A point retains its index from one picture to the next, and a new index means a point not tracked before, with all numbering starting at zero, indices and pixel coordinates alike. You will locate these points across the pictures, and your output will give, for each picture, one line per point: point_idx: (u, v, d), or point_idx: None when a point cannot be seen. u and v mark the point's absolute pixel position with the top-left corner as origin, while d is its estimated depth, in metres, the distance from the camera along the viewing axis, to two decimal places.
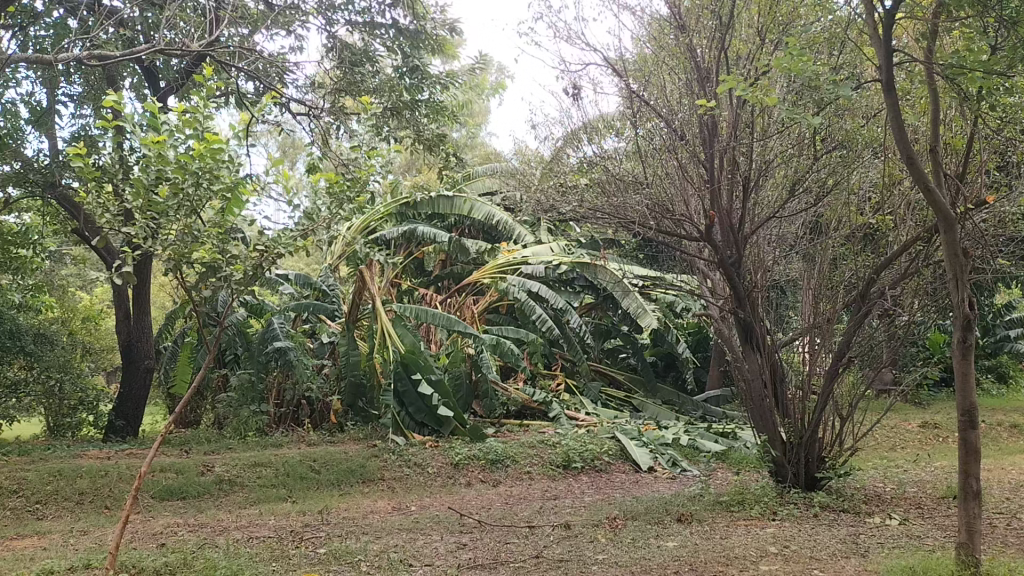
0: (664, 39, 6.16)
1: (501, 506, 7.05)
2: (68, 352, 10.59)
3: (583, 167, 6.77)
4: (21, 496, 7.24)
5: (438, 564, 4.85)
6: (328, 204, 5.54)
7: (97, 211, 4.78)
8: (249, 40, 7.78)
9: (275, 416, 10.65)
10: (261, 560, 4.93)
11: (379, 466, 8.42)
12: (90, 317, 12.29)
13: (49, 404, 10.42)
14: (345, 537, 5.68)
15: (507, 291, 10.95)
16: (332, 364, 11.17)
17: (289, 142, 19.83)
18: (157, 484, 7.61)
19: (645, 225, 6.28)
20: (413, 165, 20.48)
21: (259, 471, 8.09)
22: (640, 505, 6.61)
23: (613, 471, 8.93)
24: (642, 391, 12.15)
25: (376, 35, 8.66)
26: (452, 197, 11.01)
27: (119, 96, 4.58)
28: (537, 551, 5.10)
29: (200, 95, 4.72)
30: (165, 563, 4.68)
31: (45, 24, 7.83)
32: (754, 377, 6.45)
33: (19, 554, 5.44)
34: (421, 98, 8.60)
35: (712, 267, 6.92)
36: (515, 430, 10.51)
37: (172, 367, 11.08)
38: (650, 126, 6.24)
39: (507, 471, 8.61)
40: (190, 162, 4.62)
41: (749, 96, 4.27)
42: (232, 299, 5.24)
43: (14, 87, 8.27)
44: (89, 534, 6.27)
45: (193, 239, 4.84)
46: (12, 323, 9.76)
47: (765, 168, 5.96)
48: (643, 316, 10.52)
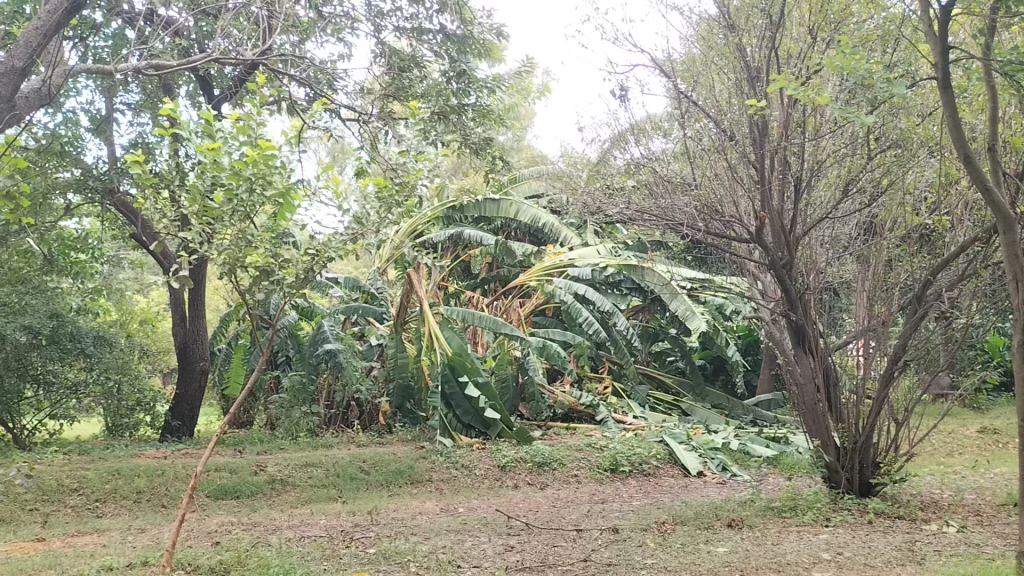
0: (713, 39, 6.10)
1: (549, 509, 7.05)
2: (126, 354, 10.88)
3: (630, 168, 6.90)
4: (81, 494, 7.45)
5: (487, 565, 4.88)
6: (377, 208, 5.61)
7: (155, 217, 4.90)
8: (300, 47, 7.88)
9: (326, 417, 10.96)
10: (312, 559, 5.01)
11: (427, 467, 8.48)
12: (147, 320, 12.62)
13: (108, 405, 10.72)
14: (394, 537, 5.74)
15: (553, 294, 10.95)
16: (380, 366, 11.27)
17: (338, 148, 20.16)
18: (211, 483, 7.76)
19: (694, 227, 6.20)
20: (461, 168, 20.65)
21: (310, 471, 8.21)
22: (690, 510, 6.53)
23: (662, 475, 8.86)
24: (691, 395, 12.05)
25: (424, 41, 8.89)
26: (499, 201, 11.09)
27: (176, 103, 4.69)
28: (584, 554, 5.09)
29: (254, 102, 4.78)
30: (220, 561, 4.76)
31: (104, 36, 8.08)
32: (806, 381, 6.37)
33: (80, 551, 5.59)
34: (467, 102, 8.60)
35: (763, 268, 6.84)
36: (562, 433, 10.52)
37: (225, 368, 11.31)
38: (698, 126, 6.33)
39: (555, 474, 8.60)
40: (244, 168, 4.71)
41: (800, 95, 4.28)
42: (285, 302, 5.32)
43: (74, 96, 8.51)
44: (147, 533, 6.41)
45: (247, 243, 4.94)
46: (73, 325, 10.05)
47: (816, 168, 5.87)
48: (691, 318, 10.42)
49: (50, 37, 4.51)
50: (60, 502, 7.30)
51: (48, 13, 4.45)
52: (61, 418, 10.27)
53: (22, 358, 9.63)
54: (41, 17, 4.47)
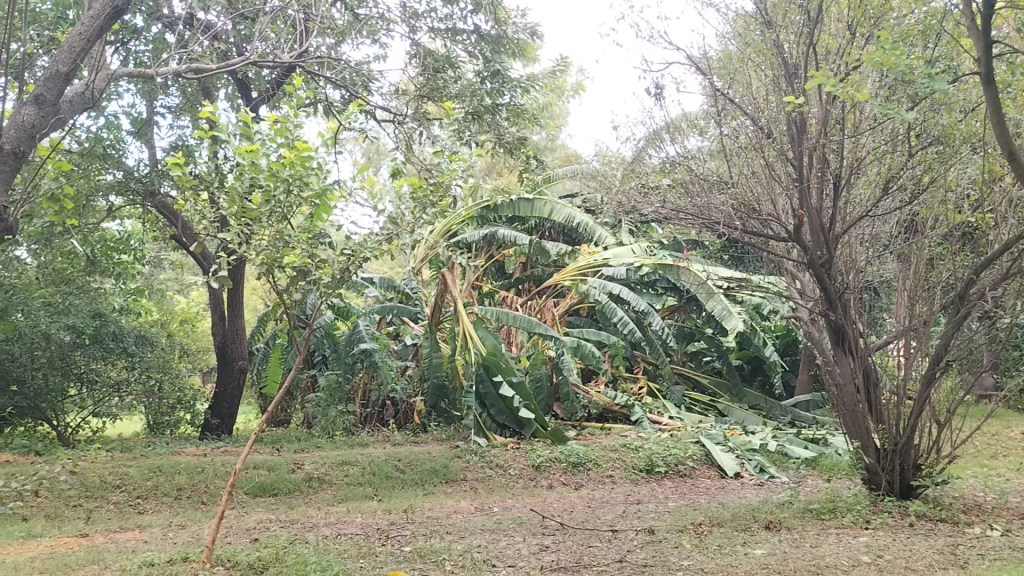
0: (750, 36, 6.03)
1: (584, 510, 7.04)
2: (167, 353, 11.06)
3: (665, 166, 6.88)
4: (124, 491, 7.58)
5: (522, 565, 4.88)
6: (412, 208, 5.65)
7: (195, 218, 4.99)
8: (336, 50, 7.95)
9: (361, 416, 11.03)
10: (348, 557, 5.05)
11: (462, 467, 8.51)
12: (187, 320, 12.82)
13: (150, 403, 10.92)
14: (429, 536, 5.76)
15: (588, 293, 10.92)
16: (415, 365, 11.33)
17: (374, 150, 20.36)
18: (250, 480, 7.87)
19: (730, 226, 6.19)
20: (494, 168, 20.72)
21: (346, 469, 8.28)
22: (727, 511, 6.48)
23: (698, 476, 8.80)
24: (728, 395, 11.95)
25: (459, 41, 8.95)
26: (533, 201, 11.04)
27: (215, 106, 4.75)
28: (620, 555, 5.08)
29: (290, 104, 4.83)
30: (259, 557, 4.83)
31: (145, 40, 8.22)
32: (845, 382, 6.28)
33: (122, 547, 5.69)
34: (502, 102, 8.62)
35: (801, 267, 6.74)
36: (596, 433, 10.50)
37: (263, 367, 11.46)
38: (735, 124, 6.26)
39: (590, 475, 8.58)
40: (281, 170, 4.77)
41: (839, 92, 4.24)
42: (322, 301, 5.37)
43: (116, 100, 8.67)
44: (187, 529, 6.51)
45: (285, 244, 4.99)
46: (116, 325, 10.24)
47: (856, 165, 5.73)
48: (728, 318, 10.33)
49: (94, 41, 4.43)
50: (103, 498, 7.44)
51: (91, 17, 4.37)
52: (103, 416, 10.48)
53: (67, 357, 9.84)
54: (85, 21, 4.39)
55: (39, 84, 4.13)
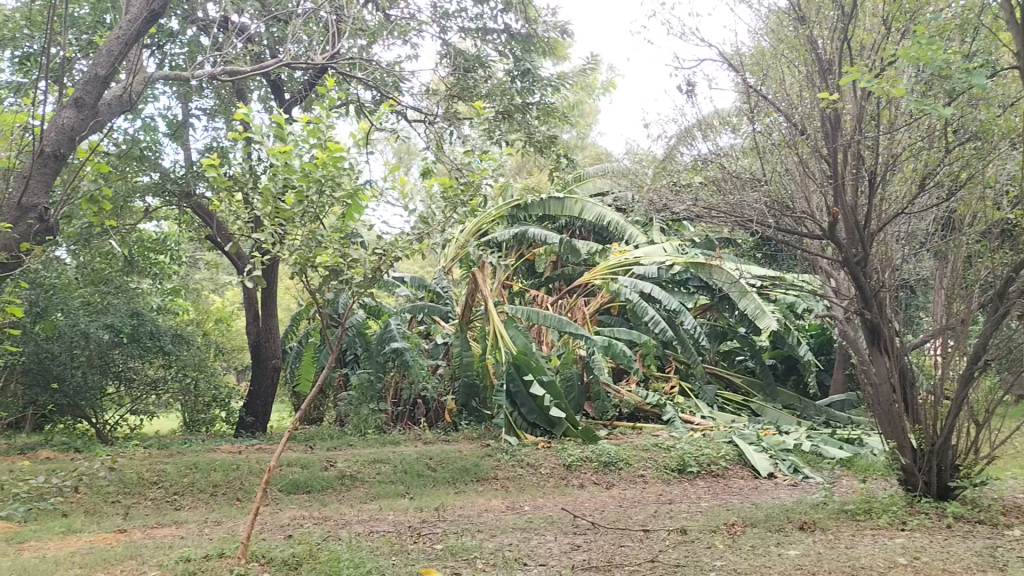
0: (783, 32, 5.99)
1: (615, 509, 7.02)
2: (203, 351, 11.23)
3: (697, 163, 6.80)
4: (161, 487, 7.71)
5: (552, 564, 4.88)
6: (443, 208, 5.66)
7: (230, 219, 5.04)
8: (367, 51, 7.98)
9: (393, 414, 11.10)
10: (380, 554, 5.09)
11: (493, 465, 8.52)
12: (222, 319, 13.00)
13: (186, 401, 11.09)
14: (460, 534, 5.79)
15: (619, 292, 10.87)
16: (446, 364, 11.37)
17: (404, 149, 20.50)
18: (284, 477, 7.95)
19: (764, 223, 6.14)
20: (524, 167, 20.75)
21: (378, 467, 8.34)
22: (760, 512, 6.42)
23: (731, 476, 8.73)
24: (761, 395, 11.86)
25: (489, 40, 8.98)
26: (563, 199, 11.01)
27: (249, 108, 4.81)
28: (652, 555, 5.06)
29: (323, 105, 4.88)
30: (293, 554, 4.88)
31: (180, 43, 8.35)
32: (881, 381, 6.18)
33: (159, 543, 5.78)
34: (532, 101, 8.62)
35: (836, 266, 6.65)
36: (627, 432, 10.48)
37: (297, 365, 11.57)
38: (768, 121, 6.17)
39: (621, 474, 8.55)
40: (314, 170, 4.81)
41: (874, 87, 4.25)
42: (353, 300, 5.40)
43: (153, 103, 8.79)
44: (222, 525, 6.60)
45: (317, 244, 5.02)
46: (152, 324, 10.41)
47: (891, 162, 5.66)
48: (761, 317, 10.24)
49: (132, 45, 4.45)
50: (141, 494, 7.56)
51: (129, 22, 4.39)
52: (141, 413, 10.65)
53: (105, 355, 10.03)
54: (122, 26, 4.41)
55: (79, 87, 4.16)
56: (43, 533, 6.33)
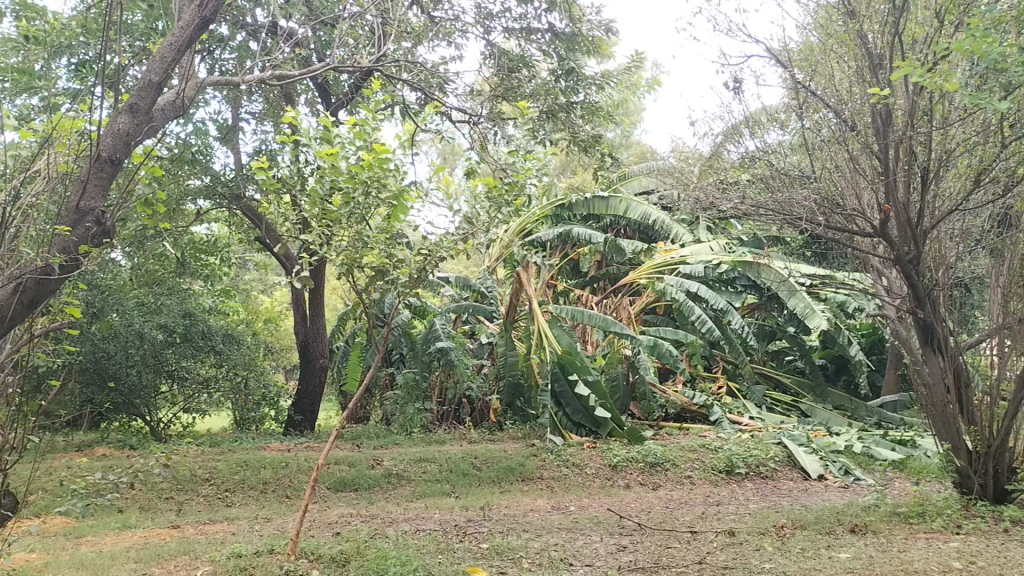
0: (832, 26, 5.88)
1: (662, 510, 6.97)
2: (253, 351, 11.43)
3: (744, 161, 6.80)
4: (212, 484, 7.85)
5: (599, 564, 4.87)
6: (488, 208, 5.67)
7: (279, 220, 5.27)
8: (412, 53, 8.03)
9: (438, 413, 11.16)
10: (427, 552, 5.13)
11: (539, 465, 8.53)
12: (271, 319, 13.21)
13: (237, 399, 11.30)
14: (506, 534, 5.80)
15: (665, 291, 10.78)
16: (491, 364, 11.40)
17: (449, 149, 20.63)
18: (332, 475, 8.07)
19: (813, 221, 6.03)
20: (569, 167, 20.77)
21: (424, 466, 8.40)
22: (809, 513, 6.32)
23: (780, 478, 8.61)
24: (811, 395, 11.68)
25: (533, 40, 8.97)
26: (608, 198, 10.96)
27: (297, 112, 4.91)
28: (699, 557, 5.00)
29: (369, 108, 4.93)
30: (341, 551, 4.96)
31: (230, 48, 8.51)
32: (934, 381, 6.07)
33: (211, 538, 5.90)
34: (577, 100, 8.65)
35: (888, 264, 6.49)
36: (674, 432, 10.41)
37: (344, 365, 11.72)
38: (817, 117, 6.08)
39: (668, 475, 8.49)
40: (361, 172, 4.86)
41: (926, 81, 4.31)
42: (399, 300, 5.45)
43: (203, 107, 8.94)
44: (273, 522, 6.71)
45: (364, 245, 5.09)
46: (204, 324, 10.64)
47: (945, 158, 5.49)
48: (811, 316, 10.07)
49: (184, 53, 4.13)
50: (194, 490, 7.72)
51: (181, 27, 4.06)
52: (193, 412, 10.89)
53: (159, 355, 10.28)
54: (174, 32, 4.07)
55: (133, 92, 3.84)
56: (100, 528, 6.50)
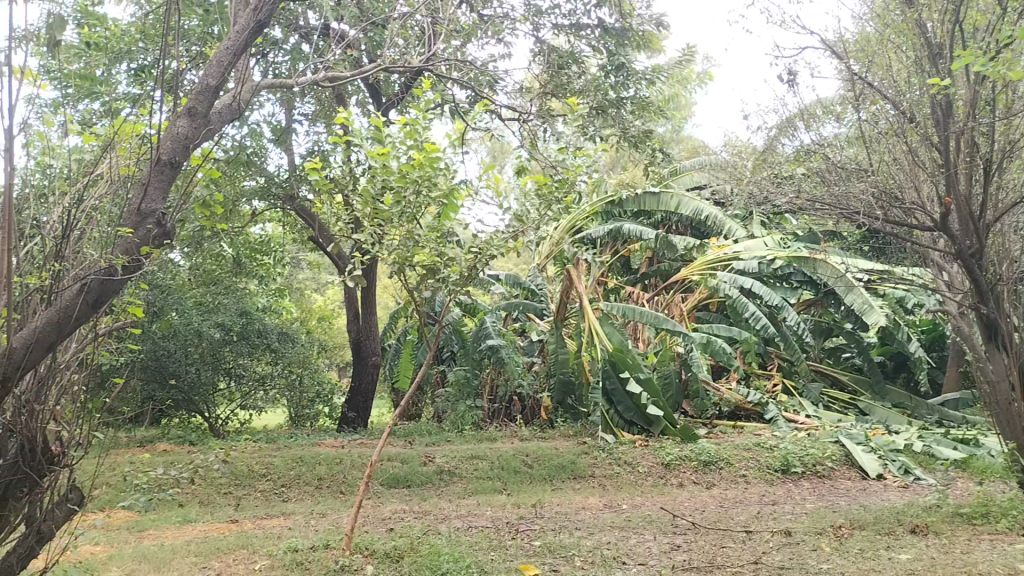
0: (890, 16, 5.73)
1: (716, 509, 6.89)
2: (307, 348, 11.62)
3: (800, 155, 6.72)
4: (269, 479, 8.00)
5: (652, 564, 4.83)
6: (537, 205, 5.67)
7: (331, 220, 5.37)
8: (463, 51, 8.06)
9: (489, 410, 11.19)
10: (479, 549, 5.16)
11: (590, 463, 8.50)
12: (324, 317, 13.41)
13: (292, 396, 11.51)
14: (558, 531, 5.80)
15: (717, 288, 10.64)
16: (542, 362, 11.41)
17: (498, 147, 20.72)
18: (385, 472, 8.16)
19: (870, 216, 5.90)
20: (619, 162, 20.70)
21: (475, 463, 8.44)
22: (868, 513, 6.18)
23: (838, 478, 8.44)
24: (869, 393, 11.45)
25: (582, 36, 8.93)
26: (659, 194, 10.86)
27: (350, 113, 4.98)
28: (754, 557, 4.93)
29: (420, 107, 4.96)
30: (395, 546, 5.02)
31: (283, 51, 8.65)
32: (998, 378, 5.93)
33: (268, 533, 6.01)
34: (626, 95, 8.69)
35: (948, 258, 6.32)
36: (727, 430, 10.30)
37: (396, 362, 11.85)
38: (875, 108, 5.91)
39: (722, 474, 8.38)
40: (411, 171, 4.88)
41: (988, 71, 4.17)
42: (450, 298, 5.48)
43: (257, 110, 9.10)
44: (327, 517, 6.82)
45: (415, 244, 5.14)
46: (261, 323, 10.86)
47: (1009, 149, 5.30)
48: (869, 312, 9.85)
49: (241, 57, 4.09)
50: (251, 486, 7.87)
51: (236, 32, 4.04)
52: (250, 408, 11.11)
53: (216, 353, 10.51)
54: (230, 37, 4.07)
55: (191, 96, 3.77)
56: (161, 522, 6.68)
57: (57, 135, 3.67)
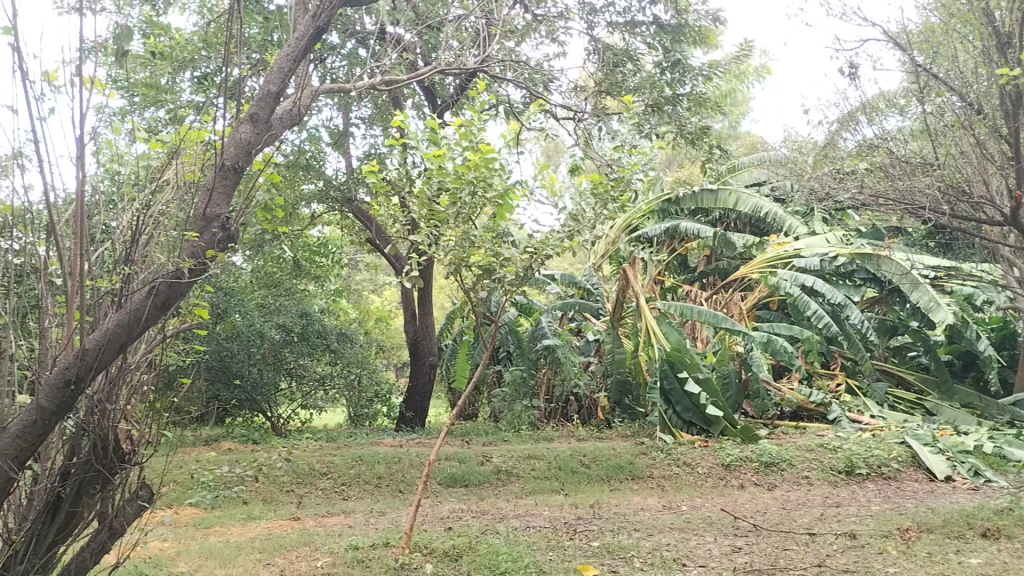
0: (955, 5, 5.55)
1: (778, 511, 6.77)
2: (365, 349, 11.79)
3: (862, 149, 6.57)
4: (330, 478, 8.13)
5: (713, 566, 4.77)
6: (593, 204, 5.65)
7: (389, 221, 5.44)
8: (516, 51, 8.08)
9: (546, 410, 11.13)
10: (537, 549, 5.17)
11: (648, 464, 8.44)
12: (381, 317, 13.57)
13: (351, 395, 11.66)
14: (617, 532, 5.77)
15: (778, 286, 10.45)
16: (598, 362, 11.37)
17: (552, 146, 20.73)
18: (443, 471, 8.22)
19: (937, 211, 5.74)
20: (674, 160, 20.54)
21: (533, 463, 8.44)
22: (937, 517, 6.00)
23: (904, 479, 8.22)
24: (936, 392, 11.13)
25: (638, 34, 8.85)
26: (717, 191, 10.70)
27: (406, 116, 5.02)
28: (818, 560, 4.84)
29: (475, 109, 4.98)
30: (454, 545, 5.05)
31: (340, 57, 8.78)
32: None
33: (330, 531, 6.11)
34: (683, 92, 8.64)
35: (1020, 254, 6.12)
36: (789, 431, 10.13)
37: (452, 362, 11.93)
38: (939, 101, 5.74)
39: (784, 475, 8.23)
40: (467, 173, 4.91)
41: None
42: (506, 298, 5.50)
43: (316, 115, 9.24)
44: (387, 515, 6.90)
45: (471, 244, 5.17)
46: (320, 324, 11.08)
47: None
48: (936, 310, 9.55)
49: (301, 63, 4.13)
50: (312, 484, 8.02)
51: (296, 39, 4.08)
52: (311, 408, 11.32)
53: (278, 354, 10.75)
54: (290, 43, 4.11)
55: (253, 102, 3.80)
56: (226, 519, 6.84)
57: (125, 143, 3.78)
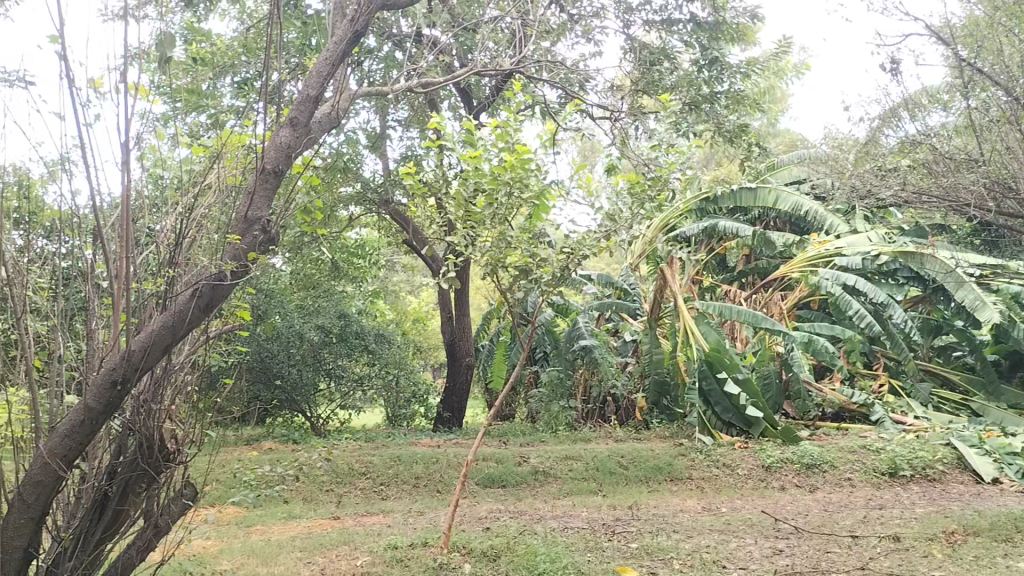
0: None
1: (821, 513, 6.68)
2: (403, 349, 11.90)
3: (904, 146, 6.45)
4: (369, 478, 8.19)
5: (753, 568, 4.72)
6: (629, 203, 5.62)
7: (426, 223, 5.47)
8: (552, 51, 8.07)
9: (583, 411, 11.08)
10: (576, 549, 5.16)
11: (687, 465, 8.38)
12: (418, 318, 13.65)
13: (389, 396, 11.74)
14: (656, 534, 5.74)
15: (819, 285, 10.30)
16: (636, 362, 11.31)
17: (588, 147, 20.71)
18: (481, 471, 8.25)
19: (982, 207, 5.62)
20: (712, 158, 20.38)
21: (570, 463, 8.42)
22: (984, 520, 5.87)
23: (950, 482, 8.05)
24: (982, 392, 10.88)
25: (674, 31, 8.79)
26: (756, 189, 10.59)
27: (443, 118, 5.05)
28: (862, 563, 4.77)
29: (511, 110, 5.00)
30: (492, 545, 5.07)
31: (377, 60, 8.85)
32: None
33: (369, 530, 6.16)
34: (720, 90, 8.57)
35: None
36: (831, 432, 9.99)
37: (489, 363, 11.96)
38: (984, 96, 5.61)
39: (826, 477, 8.11)
40: (503, 173, 4.93)
41: None
42: (543, 299, 5.50)
43: (353, 117, 9.32)
44: (426, 515, 6.94)
45: (507, 245, 5.17)
46: (358, 325, 11.27)
47: None
48: (982, 308, 9.36)
49: (339, 66, 4.17)
50: (352, 483, 8.09)
51: (334, 43, 4.12)
52: (350, 408, 11.42)
53: (317, 354, 10.91)
54: (328, 48, 4.15)
55: (292, 106, 3.84)
56: (268, 518, 6.92)
57: (168, 147, 3.84)
